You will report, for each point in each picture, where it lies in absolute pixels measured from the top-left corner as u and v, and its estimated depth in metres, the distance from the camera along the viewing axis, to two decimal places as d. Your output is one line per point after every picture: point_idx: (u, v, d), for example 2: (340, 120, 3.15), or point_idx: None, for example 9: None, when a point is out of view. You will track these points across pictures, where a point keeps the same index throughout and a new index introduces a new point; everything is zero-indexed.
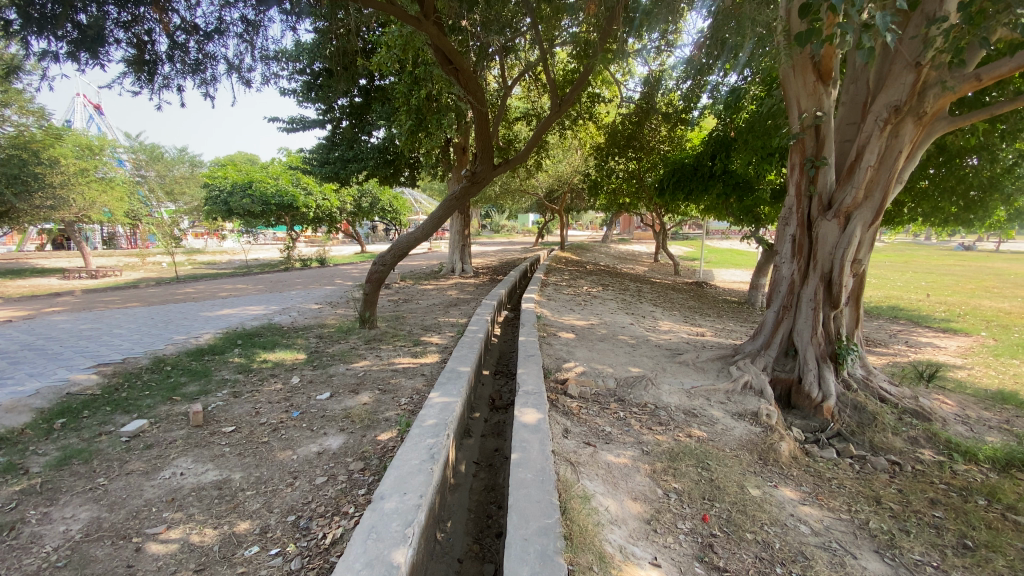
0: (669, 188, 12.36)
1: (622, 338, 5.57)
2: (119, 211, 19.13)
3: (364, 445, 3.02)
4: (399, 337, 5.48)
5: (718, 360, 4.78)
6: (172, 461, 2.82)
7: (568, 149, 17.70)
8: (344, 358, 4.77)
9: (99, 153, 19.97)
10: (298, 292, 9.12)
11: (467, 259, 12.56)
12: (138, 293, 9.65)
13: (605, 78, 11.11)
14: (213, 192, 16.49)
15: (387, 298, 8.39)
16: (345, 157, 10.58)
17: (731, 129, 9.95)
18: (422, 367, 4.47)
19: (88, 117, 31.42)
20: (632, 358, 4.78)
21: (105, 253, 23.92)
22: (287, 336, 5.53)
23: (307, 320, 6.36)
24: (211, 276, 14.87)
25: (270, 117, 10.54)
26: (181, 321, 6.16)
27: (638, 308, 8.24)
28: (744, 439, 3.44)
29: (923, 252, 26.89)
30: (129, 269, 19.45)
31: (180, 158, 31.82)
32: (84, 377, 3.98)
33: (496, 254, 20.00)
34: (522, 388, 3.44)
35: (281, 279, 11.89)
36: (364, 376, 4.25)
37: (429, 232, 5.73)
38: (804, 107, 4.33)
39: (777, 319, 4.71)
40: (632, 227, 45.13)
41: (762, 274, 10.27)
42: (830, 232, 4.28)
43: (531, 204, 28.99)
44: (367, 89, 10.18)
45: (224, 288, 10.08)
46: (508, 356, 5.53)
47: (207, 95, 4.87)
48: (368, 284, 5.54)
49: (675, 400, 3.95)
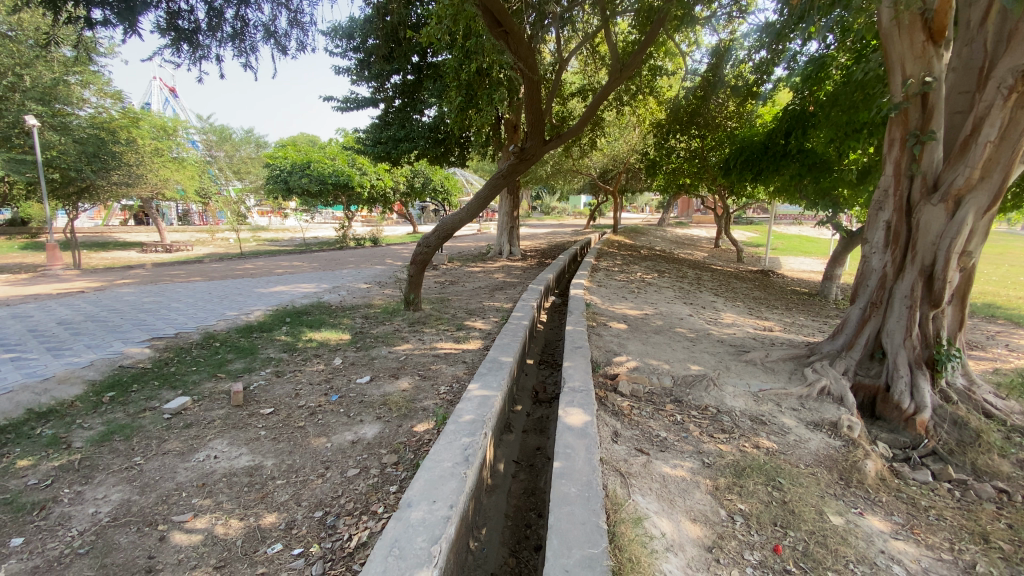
0: (736, 168, 11.52)
1: (679, 330, 5.15)
2: (191, 189, 20.25)
3: (399, 436, 2.86)
4: (443, 321, 5.32)
5: (790, 361, 4.28)
6: (208, 442, 2.78)
7: (626, 126, 16.89)
8: (387, 340, 4.67)
9: (172, 134, 21.22)
10: (349, 271, 9.22)
11: (516, 241, 12.29)
12: (201, 268, 10.12)
13: (669, 48, 10.47)
14: (274, 171, 17.15)
15: (434, 280, 8.31)
16: (397, 136, 10.52)
17: (810, 102, 9.04)
18: (465, 353, 4.27)
19: (165, 101, 33.37)
20: (691, 354, 4.38)
21: (180, 229, 25.58)
22: (333, 316, 5.52)
23: (355, 299, 6.34)
24: (270, 253, 15.46)
25: (325, 96, 10.66)
26: (235, 297, 6.31)
27: (697, 296, 7.71)
28: (821, 455, 3.03)
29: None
30: (200, 244, 20.72)
31: (247, 139, 33.29)
32: (138, 350, 4.09)
33: (546, 237, 19.64)
34: (568, 384, 3.17)
35: (335, 258, 12.09)
36: (405, 361, 4.12)
37: (474, 213, 5.46)
38: (909, 72, 3.72)
39: (862, 316, 4.15)
40: (691, 210, 43.21)
41: (838, 264, 9.35)
42: (934, 220, 3.67)
43: (584, 185, 28.26)
44: (420, 67, 10.02)
45: (280, 265, 10.39)
46: (554, 345, 5.27)
47: (246, 64, 4.80)
48: (412, 266, 5.40)
49: (740, 405, 3.56)
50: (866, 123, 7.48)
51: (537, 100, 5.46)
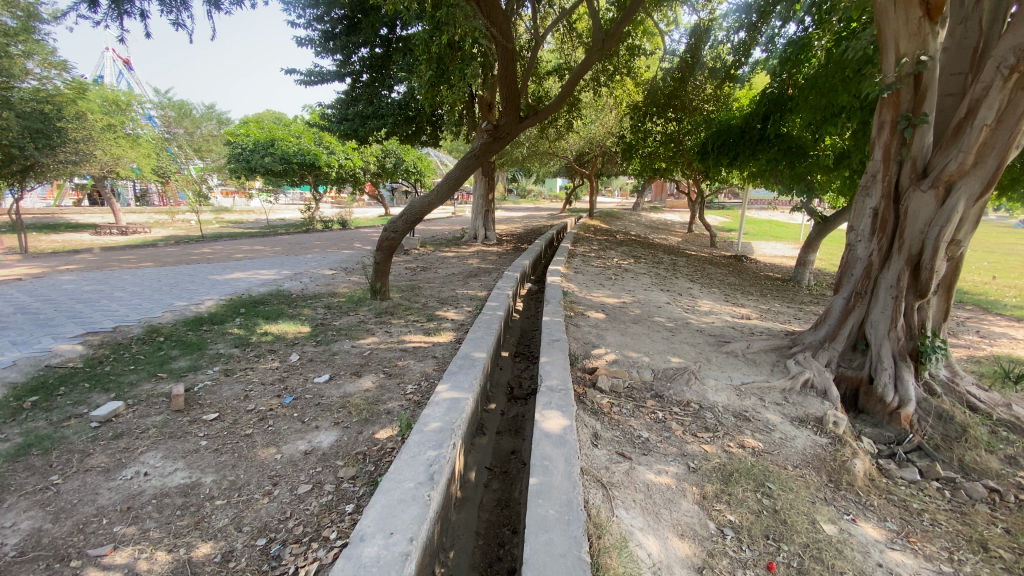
0: (713, 152, 11.39)
1: (658, 320, 4.97)
2: (146, 167, 19.05)
3: (358, 445, 2.58)
4: (412, 311, 5.01)
5: (772, 352, 4.15)
6: (140, 457, 2.45)
7: (602, 108, 16.54)
8: (351, 333, 4.34)
9: (125, 108, 19.92)
10: (315, 256, 8.74)
11: (490, 225, 11.95)
12: (154, 252, 9.45)
13: (647, 26, 10.22)
14: (236, 149, 16.28)
15: (404, 266, 7.94)
16: (365, 113, 9.99)
17: (788, 86, 8.92)
18: (434, 347, 3.99)
19: (117, 73, 31.21)
20: (671, 345, 4.20)
21: (137, 210, 24.21)
22: (294, 306, 5.14)
23: (319, 287, 5.95)
24: (232, 236, 14.70)
25: (287, 69, 10.02)
26: (187, 285, 5.83)
27: (674, 283, 7.58)
28: (809, 454, 2.90)
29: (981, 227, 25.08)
30: (159, 226, 19.65)
31: (208, 115, 31.56)
32: (68, 347, 3.66)
33: (522, 221, 19.35)
34: (544, 383, 2.93)
35: (300, 242, 11.51)
36: (369, 356, 3.82)
37: (444, 197, 5.08)
38: (903, 50, 3.55)
39: (846, 306, 4.04)
40: (665, 195, 43.55)
41: (812, 249, 9.38)
42: (923, 207, 3.54)
43: (559, 168, 27.94)
44: (389, 40, 9.50)
45: (240, 250, 9.80)
46: (530, 336, 5.03)
47: (177, 22, 4.29)
48: (378, 253, 5.05)
49: (723, 400, 3.40)
50: (843, 108, 7.39)
51: (511, 74, 5.07)
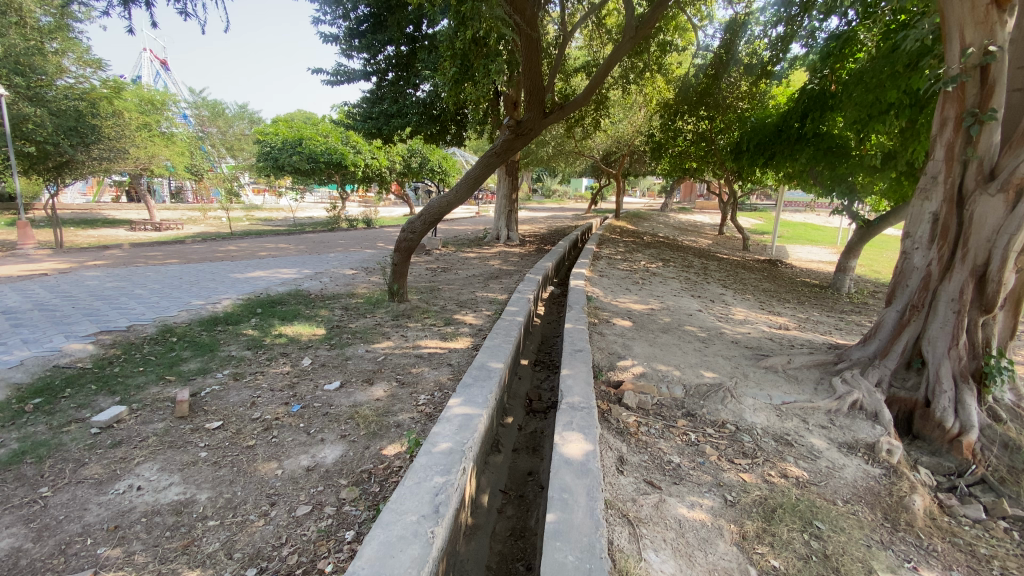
0: (748, 151, 10.92)
1: (689, 329, 4.68)
2: (180, 165, 19.55)
3: (364, 462, 2.40)
4: (430, 314, 4.84)
5: (815, 368, 3.81)
6: (135, 468, 2.34)
7: (631, 106, 16.14)
8: (366, 337, 4.19)
9: (161, 108, 20.50)
10: (336, 255, 8.70)
11: (513, 225, 11.74)
12: (181, 249, 9.56)
13: (679, 21, 9.92)
14: (265, 148, 16.54)
15: (426, 266, 7.81)
16: (389, 111, 9.93)
17: (831, 82, 8.42)
18: (450, 354, 3.79)
19: (155, 74, 32.15)
20: (704, 357, 3.91)
21: (171, 207, 24.91)
22: (310, 306, 5.03)
23: (337, 287, 5.85)
24: (259, 233, 14.89)
25: (314, 68, 10.07)
26: (207, 283, 5.81)
27: (705, 289, 7.23)
28: (860, 487, 2.60)
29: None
30: (191, 222, 20.13)
31: (240, 114, 32.17)
32: (79, 347, 3.62)
33: (547, 221, 19.12)
34: (566, 399, 2.70)
35: (324, 240, 11.55)
36: (383, 362, 3.65)
37: (463, 196, 4.85)
38: (968, 40, 3.18)
39: (899, 320, 3.66)
40: (695, 196, 42.55)
41: (853, 255, 8.87)
42: (990, 213, 3.17)
43: (587, 168, 27.53)
44: (415, 38, 9.40)
45: (264, 247, 9.84)
46: (552, 343, 4.80)
47: (182, 12, 4.16)
48: (396, 253, 4.87)
49: (762, 422, 3.12)
50: (891, 104, 6.91)
51: (535, 65, 4.76)
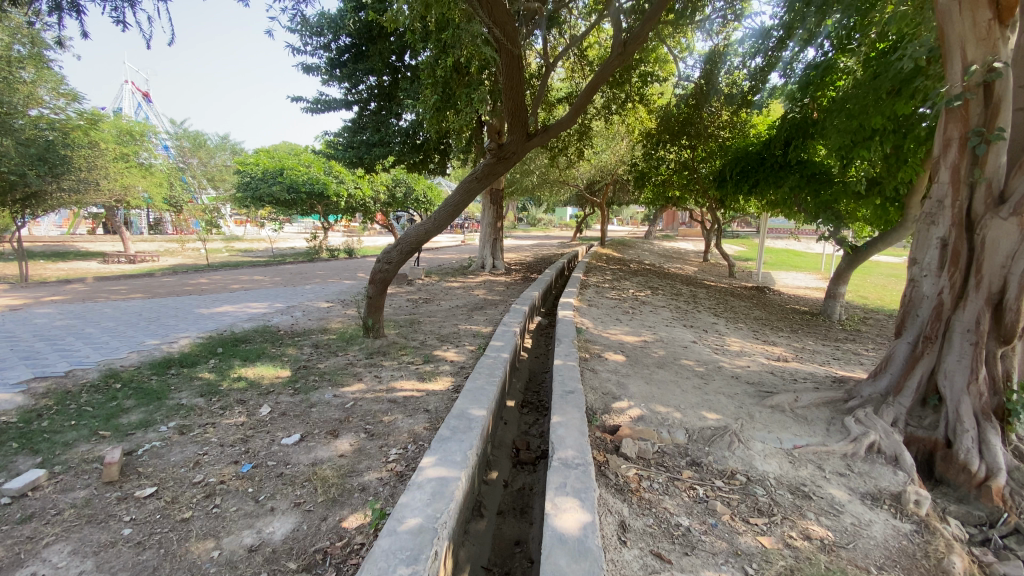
0: (731, 178, 10.93)
1: (686, 363, 4.39)
2: (158, 197, 19.11)
3: (320, 539, 2.02)
4: (408, 351, 4.48)
5: (824, 406, 3.52)
6: (40, 553, 1.93)
7: (613, 136, 16.30)
8: (336, 379, 3.81)
9: (140, 139, 20.18)
10: (313, 287, 8.30)
11: (498, 254, 11.51)
12: (149, 283, 9.07)
13: (659, 53, 10.12)
14: (245, 178, 16.25)
15: (407, 298, 7.46)
16: (370, 140, 9.72)
17: (812, 109, 8.46)
18: (428, 397, 3.43)
19: (137, 105, 31.85)
20: (706, 396, 3.60)
21: (147, 239, 24.25)
22: (278, 344, 4.64)
23: (309, 322, 5.46)
24: (237, 265, 14.42)
25: (293, 96, 9.89)
26: (167, 320, 5.38)
27: (697, 318, 6.99)
28: (894, 549, 2.29)
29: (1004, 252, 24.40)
30: (168, 254, 19.55)
31: (222, 145, 31.84)
32: (5, 398, 3.18)
33: (532, 249, 19.02)
34: (558, 454, 2.36)
35: (302, 271, 11.16)
36: (352, 409, 3.27)
37: (443, 224, 4.56)
38: (971, 57, 3.10)
39: (911, 353, 3.41)
40: (677, 224, 43.21)
41: (842, 281, 8.78)
42: (1003, 237, 2.99)
43: (571, 197, 27.74)
44: (397, 67, 9.32)
45: (238, 280, 9.40)
46: (539, 380, 4.46)
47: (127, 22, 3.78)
48: (371, 286, 4.52)
49: (775, 471, 2.80)
50: (876, 130, 6.86)
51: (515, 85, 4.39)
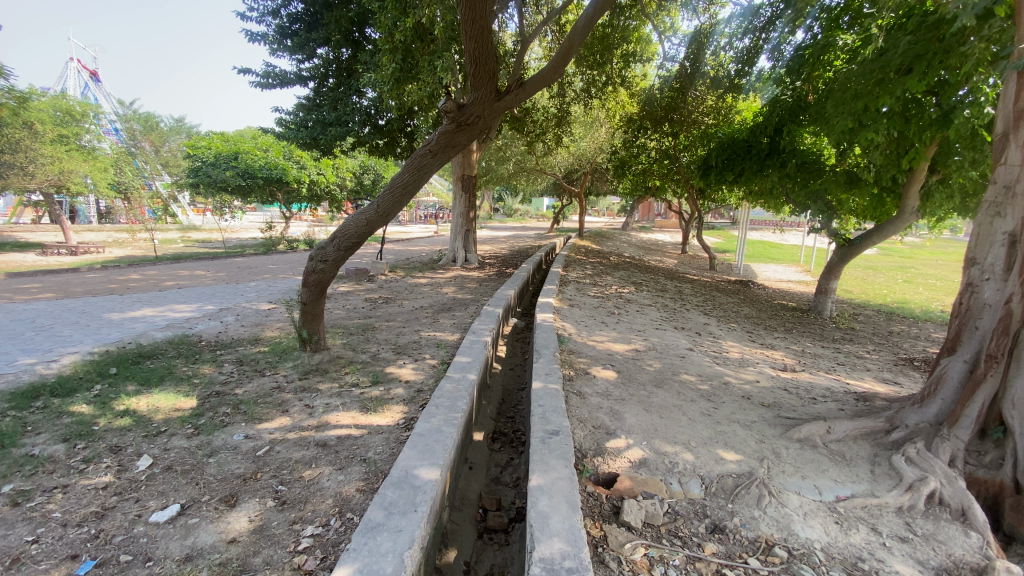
0: (715, 167, 10.34)
1: (688, 379, 3.70)
2: (102, 183, 17.53)
3: None
4: (353, 368, 3.66)
5: (863, 439, 2.87)
6: None
7: (592, 122, 15.64)
8: (254, 410, 2.98)
9: (81, 120, 18.48)
10: (260, 285, 7.34)
11: (471, 246, 10.69)
12: (70, 279, 7.93)
13: (641, 32, 9.43)
14: (195, 163, 14.93)
15: (366, 297, 6.59)
16: (326, 119, 8.71)
17: (807, 92, 7.86)
18: (369, 438, 2.64)
19: (83, 85, 29.55)
20: (719, 428, 2.91)
21: (94, 229, 22.45)
22: (194, 361, 3.76)
23: (241, 330, 4.58)
24: (186, 258, 13.19)
25: (240, 69, 8.85)
26: (61, 328, 4.41)
27: (687, 319, 6.35)
28: None
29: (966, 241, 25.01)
30: (115, 245, 18.00)
31: (176, 128, 29.75)
32: None
33: (507, 240, 18.30)
34: (541, 550, 1.61)
35: (252, 265, 10.11)
36: (264, 459, 2.46)
37: (389, 211, 3.71)
38: None
39: (969, 374, 2.77)
40: (653, 215, 43.22)
41: (834, 276, 8.30)
42: None
43: (548, 187, 26.97)
44: (358, 41, 8.40)
45: (176, 276, 8.33)
46: (514, 402, 3.70)
47: None
48: (304, 290, 3.70)
49: (821, 539, 2.11)
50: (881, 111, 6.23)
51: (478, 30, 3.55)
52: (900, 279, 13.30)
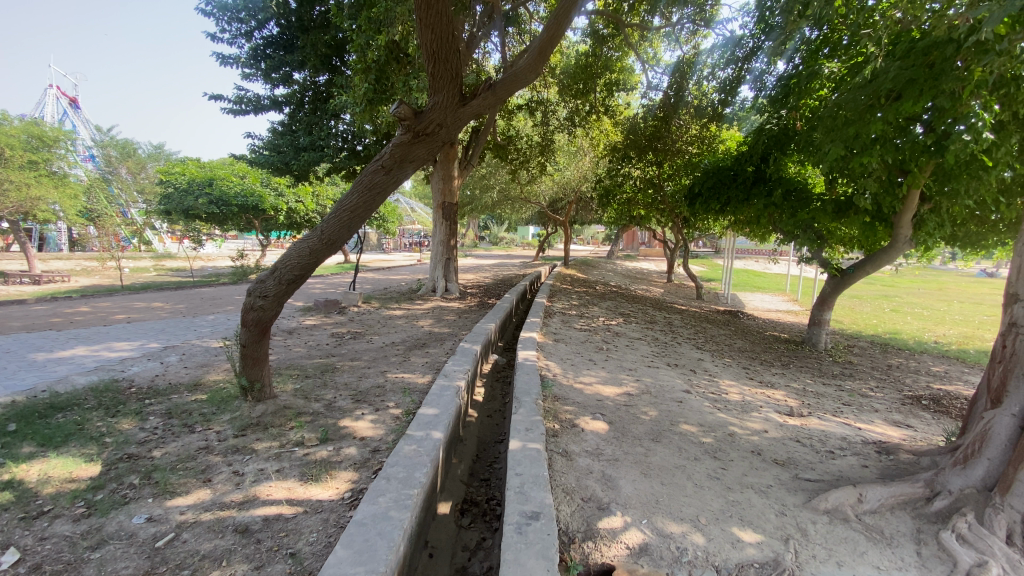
0: (701, 196, 10.15)
1: (688, 430, 3.24)
2: (70, 209, 16.82)
3: None
4: (301, 421, 3.13)
5: (902, 511, 2.42)
6: None
7: (577, 151, 15.57)
8: (168, 479, 2.43)
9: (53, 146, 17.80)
10: (220, 318, 6.77)
11: (452, 276, 10.24)
12: (10, 312, 7.24)
13: (624, 60, 9.34)
14: (167, 190, 14.36)
15: (334, 332, 6.06)
16: (300, 144, 8.33)
17: (793, 120, 7.70)
18: (304, 520, 2.11)
19: (61, 112, 28.94)
20: (732, 497, 2.44)
21: (62, 257, 21.50)
22: (114, 413, 3.21)
23: (182, 373, 4.03)
24: (152, 287, 12.51)
25: (212, 95, 8.46)
26: None
27: (680, 354, 5.93)
28: None
29: (946, 270, 25.23)
30: (81, 274, 17.17)
31: (156, 155, 29.19)
32: None
33: (491, 270, 17.91)
34: None
35: (218, 296, 9.50)
36: (163, 553, 1.91)
37: (339, 236, 3.28)
38: None
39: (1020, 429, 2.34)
40: (638, 244, 43.47)
41: (827, 306, 8.02)
42: None
43: (532, 215, 26.85)
44: (337, 68, 8.10)
45: (131, 308, 7.72)
46: (491, 460, 3.19)
47: None
48: (243, 331, 3.22)
49: None
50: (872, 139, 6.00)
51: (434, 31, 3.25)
52: (887, 309, 13.15)
